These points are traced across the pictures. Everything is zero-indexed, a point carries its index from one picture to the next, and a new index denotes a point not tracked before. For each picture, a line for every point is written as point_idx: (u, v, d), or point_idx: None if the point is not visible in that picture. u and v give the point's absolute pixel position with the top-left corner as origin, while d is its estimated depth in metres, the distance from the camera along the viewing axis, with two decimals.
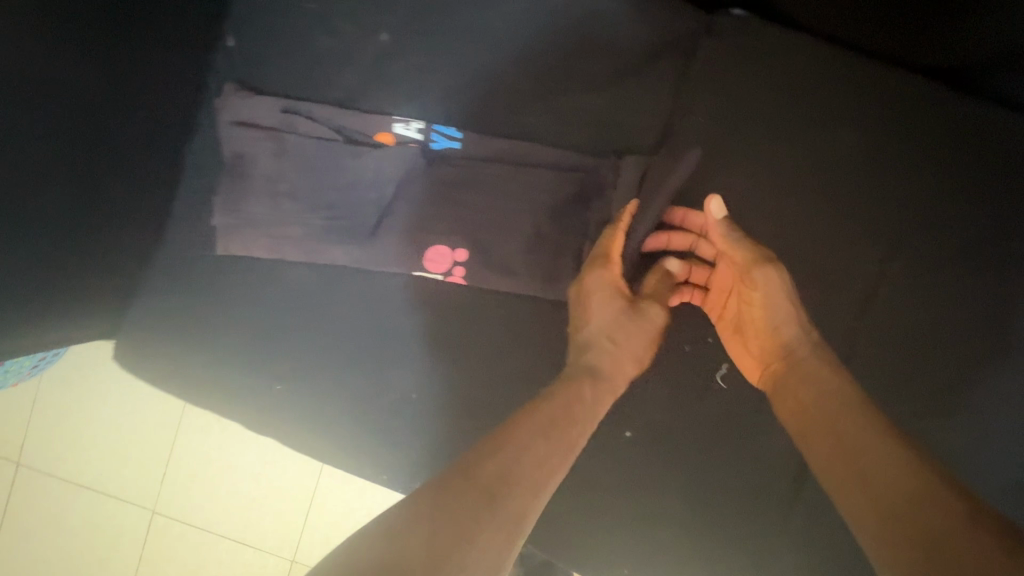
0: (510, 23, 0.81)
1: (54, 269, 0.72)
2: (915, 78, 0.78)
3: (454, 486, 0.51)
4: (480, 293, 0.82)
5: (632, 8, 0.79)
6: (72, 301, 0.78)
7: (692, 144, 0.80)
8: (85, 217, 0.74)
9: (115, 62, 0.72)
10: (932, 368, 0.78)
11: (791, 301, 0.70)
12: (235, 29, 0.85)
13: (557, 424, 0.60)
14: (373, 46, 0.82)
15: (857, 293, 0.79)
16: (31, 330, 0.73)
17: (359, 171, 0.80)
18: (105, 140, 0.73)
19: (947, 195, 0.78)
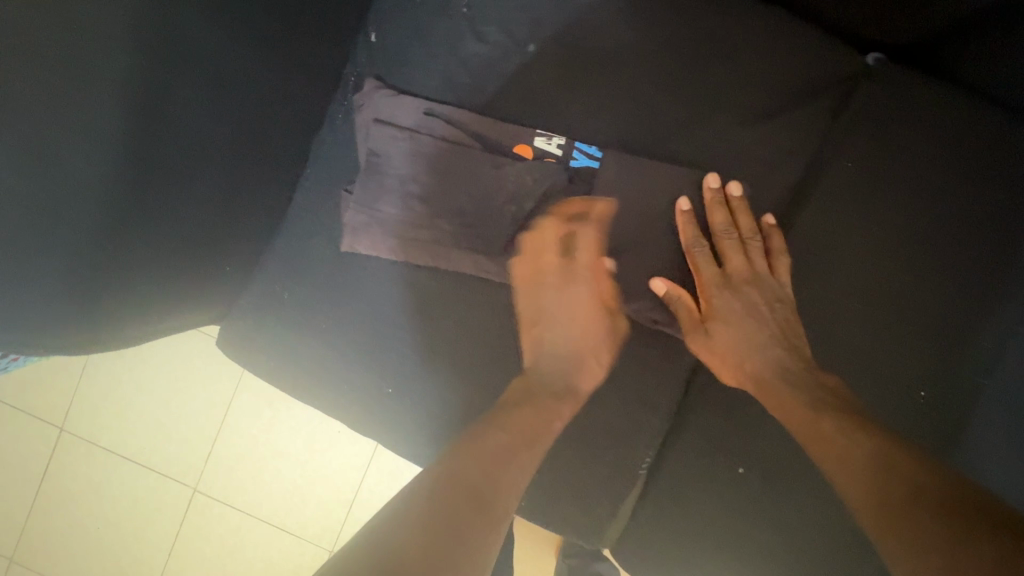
0: (660, 48, 0.80)
1: (180, 249, 0.72)
2: (968, 116, 0.78)
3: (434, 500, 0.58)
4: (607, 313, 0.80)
5: (782, 46, 0.79)
6: (194, 281, 0.77)
7: (836, 186, 0.80)
8: (212, 194, 0.73)
9: (265, 50, 0.72)
10: (940, 409, 0.77)
11: (724, 354, 0.76)
12: (378, 25, 0.84)
13: (516, 421, 0.70)
14: (520, 56, 0.81)
15: (931, 330, 0.78)
16: (147, 303, 0.73)
17: (497, 181, 0.78)
18: (243, 120, 0.73)
19: (991, 217, 0.77)
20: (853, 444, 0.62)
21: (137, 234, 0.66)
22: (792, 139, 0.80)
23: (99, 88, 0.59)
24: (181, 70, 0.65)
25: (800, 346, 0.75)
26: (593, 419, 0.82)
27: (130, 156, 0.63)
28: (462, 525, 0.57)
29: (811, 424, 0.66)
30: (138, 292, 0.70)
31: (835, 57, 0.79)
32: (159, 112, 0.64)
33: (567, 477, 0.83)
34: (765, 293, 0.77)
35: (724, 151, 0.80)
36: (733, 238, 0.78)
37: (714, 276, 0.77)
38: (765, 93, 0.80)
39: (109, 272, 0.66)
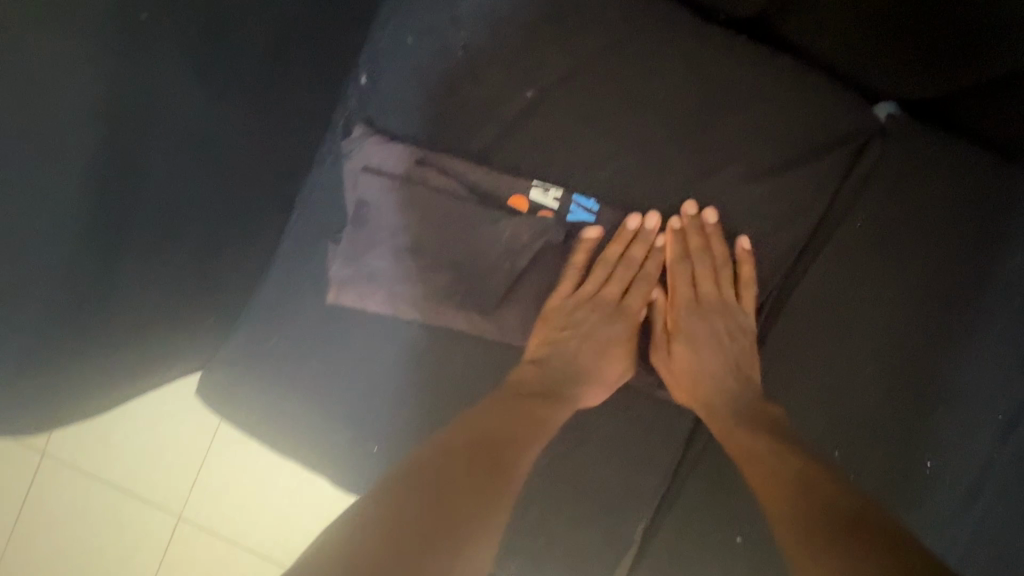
0: (665, 98, 0.77)
1: (157, 306, 0.70)
2: (971, 181, 0.76)
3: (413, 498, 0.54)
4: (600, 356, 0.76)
5: (790, 100, 0.76)
6: (169, 333, 0.74)
7: (845, 247, 0.77)
8: (182, 243, 0.69)
9: (249, 101, 0.69)
10: (926, 477, 0.76)
11: (682, 377, 0.76)
12: (370, 66, 0.81)
13: (509, 414, 0.69)
14: (517, 102, 0.77)
15: (919, 397, 0.76)
16: (112, 360, 0.68)
17: (491, 234, 0.75)
18: (215, 163, 0.68)
19: (980, 284, 0.76)
20: (775, 462, 0.65)
21: (110, 298, 0.64)
22: (799, 196, 0.77)
23: (76, 154, 0.56)
24: (163, 129, 0.62)
25: (750, 372, 0.75)
26: (588, 481, 0.79)
27: (105, 219, 0.60)
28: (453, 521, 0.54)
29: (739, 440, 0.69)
30: (111, 354, 0.67)
31: (846, 114, 0.76)
32: (134, 174, 0.61)
33: (561, 543, 0.79)
34: (729, 323, 0.76)
35: (729, 207, 0.77)
36: (704, 265, 0.77)
37: (689, 295, 0.78)
38: (773, 149, 0.77)
39: (84, 338, 0.63)
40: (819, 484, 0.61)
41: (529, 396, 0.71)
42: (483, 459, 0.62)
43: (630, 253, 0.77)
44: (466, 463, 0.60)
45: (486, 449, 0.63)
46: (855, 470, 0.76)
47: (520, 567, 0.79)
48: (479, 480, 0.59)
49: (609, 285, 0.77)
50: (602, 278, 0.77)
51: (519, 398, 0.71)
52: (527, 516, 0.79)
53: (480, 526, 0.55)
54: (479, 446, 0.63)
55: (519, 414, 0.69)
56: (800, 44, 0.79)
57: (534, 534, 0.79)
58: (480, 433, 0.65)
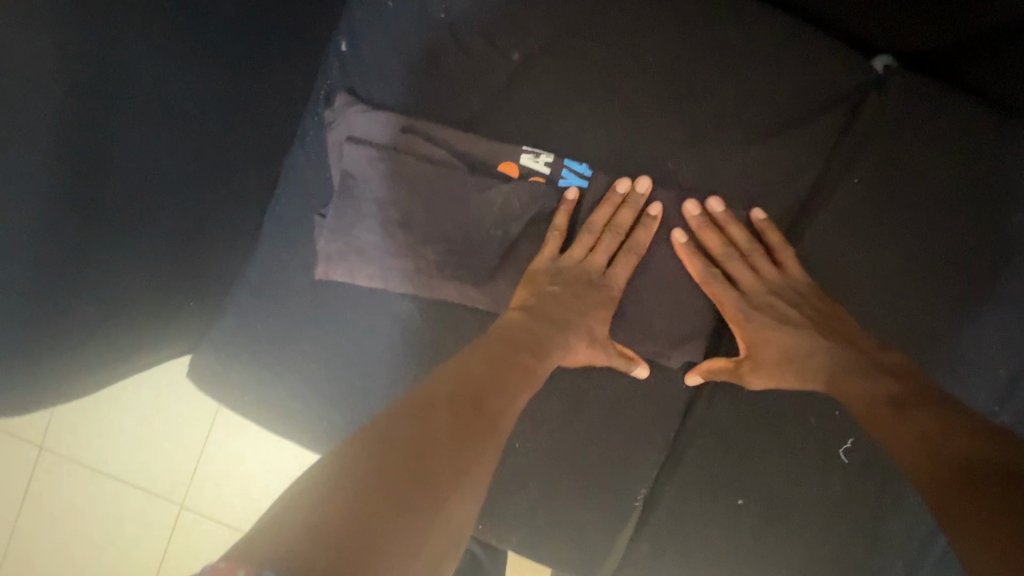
0: (655, 57, 0.74)
1: (138, 286, 0.68)
2: (973, 131, 0.73)
3: (398, 426, 0.52)
4: (580, 323, 0.72)
5: (784, 55, 0.74)
6: (153, 312, 0.72)
7: (845, 206, 0.74)
8: (158, 218, 0.67)
9: (219, 70, 0.67)
10: None
11: (783, 369, 0.72)
12: (351, 33, 0.78)
13: (501, 349, 0.66)
14: (504, 67, 0.75)
15: (931, 355, 0.73)
16: (94, 341, 0.66)
17: (482, 203, 0.73)
18: (188, 133, 0.66)
19: (989, 236, 0.73)
20: (910, 426, 0.61)
21: (87, 278, 0.62)
22: (796, 154, 0.75)
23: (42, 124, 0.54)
24: (131, 98, 0.60)
25: (838, 327, 0.71)
26: (587, 451, 0.77)
27: (75, 194, 0.58)
28: (438, 451, 0.51)
29: (874, 418, 0.65)
30: (92, 334, 0.65)
31: (843, 67, 0.74)
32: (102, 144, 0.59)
33: (562, 514, 0.78)
34: (787, 295, 0.73)
35: (724, 168, 0.75)
36: (734, 257, 0.74)
37: (737, 295, 0.73)
38: (769, 105, 0.74)
39: (61, 317, 0.61)
40: (950, 444, 0.57)
41: (522, 343, 0.67)
42: (467, 407, 0.57)
43: (615, 226, 0.74)
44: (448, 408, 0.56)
45: (471, 394, 0.59)
46: (857, 430, 0.75)
47: (521, 538, 0.78)
48: (468, 423, 0.56)
49: (595, 253, 0.73)
50: (586, 246, 0.74)
51: (509, 344, 0.67)
52: (526, 488, 0.78)
53: (460, 478, 0.51)
54: (465, 393, 0.59)
55: (507, 363, 0.65)
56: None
57: (534, 506, 0.78)
58: (471, 368, 0.62)
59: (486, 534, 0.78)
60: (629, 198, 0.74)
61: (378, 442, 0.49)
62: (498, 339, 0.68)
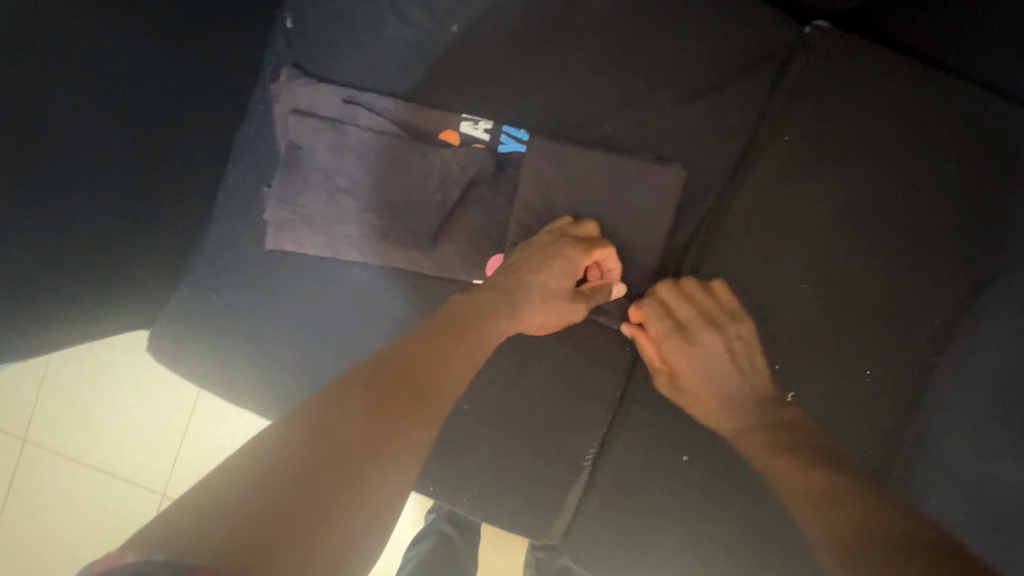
0: (589, 24, 0.77)
1: (83, 254, 0.69)
2: (903, 85, 0.75)
3: (322, 412, 0.47)
4: (538, 281, 0.69)
5: (714, 18, 0.76)
6: (106, 284, 0.74)
7: (776, 164, 0.77)
8: (107, 189, 0.69)
9: (164, 44, 0.70)
10: (871, 387, 0.75)
11: (699, 404, 0.74)
12: (296, 9, 0.80)
13: (453, 327, 0.61)
14: (443, 38, 0.77)
15: (864, 306, 0.75)
16: (48, 312, 0.68)
17: (424, 169, 0.75)
18: (134, 105, 0.68)
19: (921, 188, 0.75)
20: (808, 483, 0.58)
21: (30, 244, 0.63)
22: (727, 116, 0.77)
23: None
24: (67, 62, 0.62)
25: (763, 386, 0.72)
26: (535, 411, 0.79)
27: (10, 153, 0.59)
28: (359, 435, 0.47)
29: (773, 462, 0.64)
30: (41, 301, 0.66)
31: (771, 28, 0.76)
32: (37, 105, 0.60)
33: (512, 473, 0.80)
34: (726, 340, 0.73)
35: (659, 130, 0.77)
36: (682, 299, 0.75)
37: (674, 330, 0.74)
38: (700, 69, 0.77)
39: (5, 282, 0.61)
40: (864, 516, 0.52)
41: (462, 321, 0.63)
42: (393, 388, 0.52)
43: (553, 189, 0.76)
44: (370, 395, 0.50)
45: (397, 374, 0.53)
46: (798, 383, 0.76)
47: (472, 498, 0.80)
48: (395, 397, 0.51)
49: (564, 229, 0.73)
50: (560, 235, 0.72)
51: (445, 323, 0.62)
52: (476, 448, 0.80)
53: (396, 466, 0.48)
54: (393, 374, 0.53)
55: (448, 338, 0.60)
56: None
57: (484, 465, 0.80)
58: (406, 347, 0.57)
59: (439, 494, 0.80)
60: (565, 160, 0.75)
61: (293, 453, 0.44)
62: (452, 314, 0.64)
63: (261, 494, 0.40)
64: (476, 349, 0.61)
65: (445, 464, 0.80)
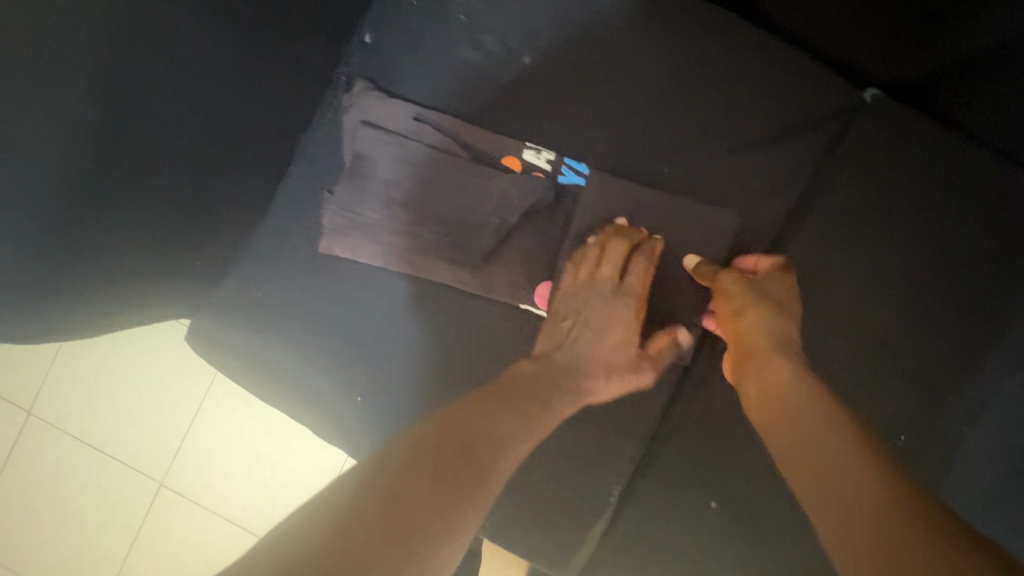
0: (656, 70, 0.79)
1: (147, 241, 0.70)
2: (953, 159, 0.77)
3: (403, 465, 0.54)
4: (597, 342, 0.72)
5: (777, 76, 0.79)
6: (163, 273, 0.75)
7: (825, 222, 0.79)
8: (179, 181, 0.71)
9: (249, 43, 0.72)
10: (902, 452, 0.76)
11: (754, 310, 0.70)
12: (374, 25, 0.83)
13: (518, 394, 0.66)
14: (514, 68, 0.80)
15: (901, 371, 0.76)
16: (117, 290, 0.70)
17: (484, 191, 0.77)
18: (217, 103, 0.71)
19: (964, 260, 0.77)
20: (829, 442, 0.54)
21: (110, 226, 0.66)
22: (782, 170, 0.79)
23: (70, 67, 0.59)
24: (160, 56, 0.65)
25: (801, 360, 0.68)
26: (565, 441, 0.80)
27: (94, 134, 0.62)
28: (429, 501, 0.52)
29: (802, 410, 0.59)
30: (111, 280, 0.69)
31: (828, 92, 0.79)
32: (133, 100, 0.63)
33: (537, 501, 0.79)
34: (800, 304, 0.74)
35: (714, 177, 0.79)
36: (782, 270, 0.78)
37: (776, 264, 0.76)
38: (759, 123, 0.79)
39: (65, 259, 0.63)
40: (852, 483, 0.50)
41: (523, 391, 0.67)
42: (454, 460, 0.57)
43: (610, 224, 0.77)
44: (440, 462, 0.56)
45: (461, 445, 0.59)
46: None
47: (492, 522, 0.80)
48: (460, 470, 0.57)
49: (601, 269, 0.73)
50: (601, 283, 0.73)
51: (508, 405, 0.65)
52: None
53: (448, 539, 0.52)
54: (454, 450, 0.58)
55: (511, 406, 0.65)
56: (788, 27, 0.82)
57: (508, 490, 0.79)
58: (471, 412, 0.62)
59: None
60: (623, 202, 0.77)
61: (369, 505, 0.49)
62: (515, 382, 0.68)
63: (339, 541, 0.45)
64: (545, 419, 0.66)
65: None
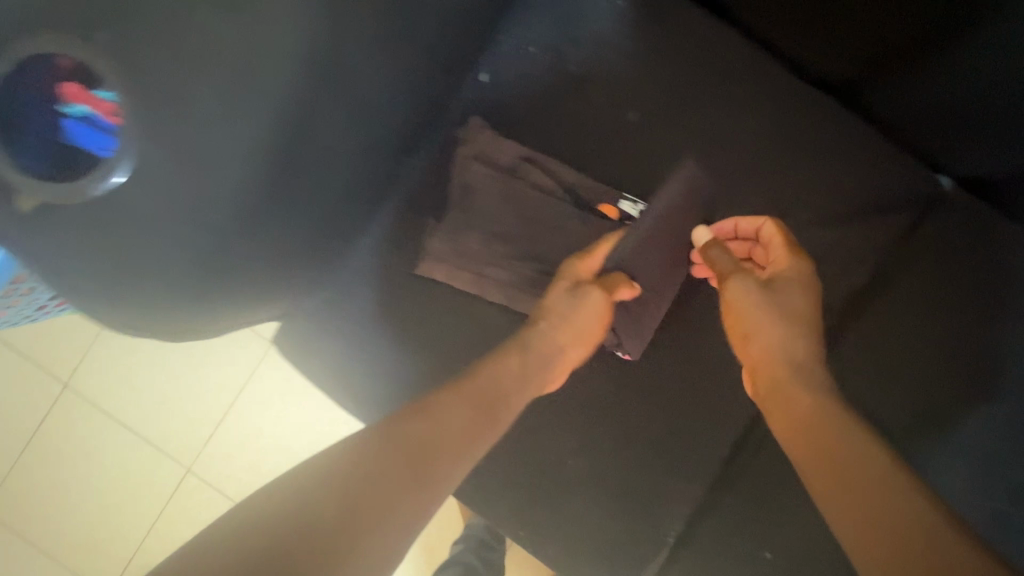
0: (753, 140, 0.85)
1: (277, 262, 0.69)
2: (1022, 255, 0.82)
3: (357, 461, 0.55)
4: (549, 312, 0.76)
5: (867, 159, 0.84)
6: (279, 288, 0.73)
7: (894, 300, 0.84)
8: (321, 204, 0.70)
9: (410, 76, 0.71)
10: None
11: (765, 321, 0.74)
12: (493, 64, 0.86)
13: (482, 395, 0.67)
14: (621, 123, 0.85)
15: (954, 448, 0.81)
16: (237, 310, 0.68)
17: (580, 235, 0.83)
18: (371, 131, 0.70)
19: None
20: (858, 468, 0.60)
21: (254, 250, 0.64)
22: (860, 247, 0.84)
23: (262, 90, 0.57)
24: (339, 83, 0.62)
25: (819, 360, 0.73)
26: (631, 478, 0.83)
27: (268, 159, 0.60)
28: (382, 495, 0.54)
29: (831, 439, 0.64)
30: (238, 300, 0.67)
31: (912, 179, 0.84)
32: (309, 121, 0.61)
33: (598, 533, 0.83)
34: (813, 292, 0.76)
35: (796, 245, 0.85)
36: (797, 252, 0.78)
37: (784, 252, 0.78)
38: (843, 201, 0.85)
39: (210, 281, 0.62)
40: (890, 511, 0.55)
41: (481, 394, 0.67)
42: (409, 460, 0.58)
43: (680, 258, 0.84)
44: (395, 459, 0.57)
45: (416, 445, 0.59)
46: None
47: (553, 549, 0.83)
48: (421, 468, 0.58)
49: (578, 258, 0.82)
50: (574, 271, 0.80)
51: (459, 401, 0.65)
52: (568, 503, 0.83)
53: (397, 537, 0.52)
54: (404, 449, 0.58)
55: (472, 408, 0.65)
56: (885, 109, 0.85)
57: (572, 519, 0.83)
58: (430, 416, 0.62)
59: (525, 538, 0.83)
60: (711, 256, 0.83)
61: (320, 495, 0.51)
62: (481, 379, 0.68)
63: (290, 524, 0.48)
64: (500, 415, 0.67)
65: (536, 511, 0.83)
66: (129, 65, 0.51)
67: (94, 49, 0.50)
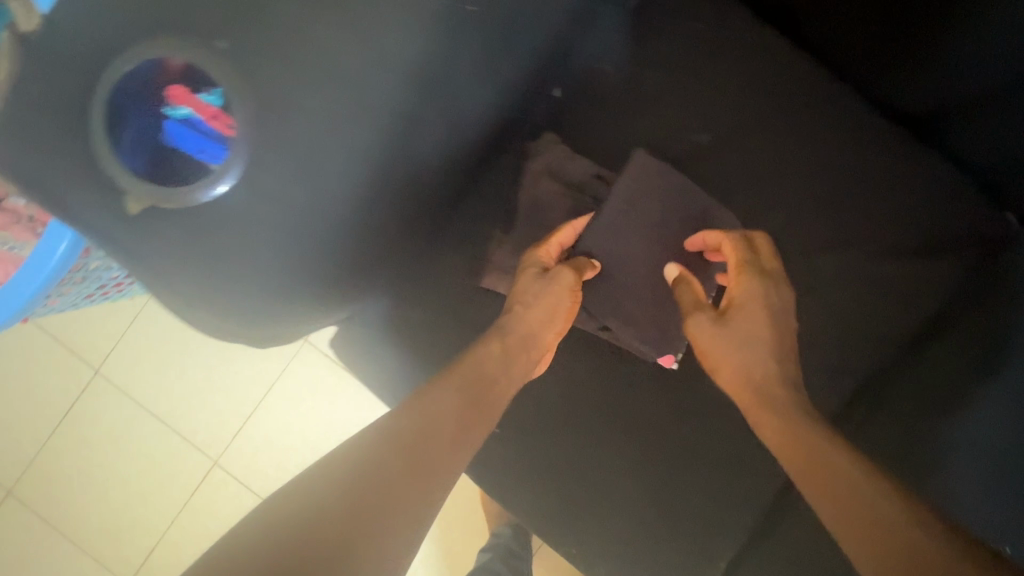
0: (823, 169, 0.85)
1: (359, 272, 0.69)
2: None
3: (357, 456, 0.55)
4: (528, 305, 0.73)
5: (936, 194, 0.84)
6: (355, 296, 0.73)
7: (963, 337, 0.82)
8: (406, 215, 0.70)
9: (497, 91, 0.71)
10: None
11: (734, 346, 0.71)
12: (566, 81, 0.86)
13: (470, 383, 0.66)
14: (692, 146, 0.85)
15: None
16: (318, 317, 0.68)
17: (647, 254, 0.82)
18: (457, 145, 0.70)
19: None
20: (850, 485, 0.57)
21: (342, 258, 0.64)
22: (926, 282, 0.84)
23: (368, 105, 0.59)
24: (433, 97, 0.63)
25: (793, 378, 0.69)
26: (684, 498, 0.84)
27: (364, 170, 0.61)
28: (389, 487, 0.54)
29: (818, 455, 0.61)
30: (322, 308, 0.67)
31: (983, 215, 0.83)
32: (406, 135, 0.62)
33: (649, 551, 0.84)
34: (778, 300, 0.73)
35: (861, 276, 0.85)
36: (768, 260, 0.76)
37: (749, 261, 0.74)
38: (910, 234, 0.84)
39: (301, 290, 0.62)
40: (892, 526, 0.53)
41: (468, 384, 0.66)
42: (407, 452, 0.57)
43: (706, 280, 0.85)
44: (394, 452, 0.57)
45: (415, 436, 0.59)
46: None
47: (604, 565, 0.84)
48: (419, 462, 0.57)
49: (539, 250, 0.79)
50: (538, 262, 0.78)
51: (447, 390, 0.64)
52: (620, 519, 0.84)
53: (409, 535, 0.53)
54: (400, 442, 0.58)
55: (466, 402, 0.64)
56: (961, 145, 0.84)
57: (623, 536, 0.84)
58: (424, 405, 0.62)
59: (577, 552, 0.84)
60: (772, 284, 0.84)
61: (327, 493, 0.51)
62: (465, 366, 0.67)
63: (298, 527, 0.48)
64: (486, 409, 0.66)
65: (588, 526, 0.84)
66: (257, 84, 0.55)
67: (236, 73, 0.54)
